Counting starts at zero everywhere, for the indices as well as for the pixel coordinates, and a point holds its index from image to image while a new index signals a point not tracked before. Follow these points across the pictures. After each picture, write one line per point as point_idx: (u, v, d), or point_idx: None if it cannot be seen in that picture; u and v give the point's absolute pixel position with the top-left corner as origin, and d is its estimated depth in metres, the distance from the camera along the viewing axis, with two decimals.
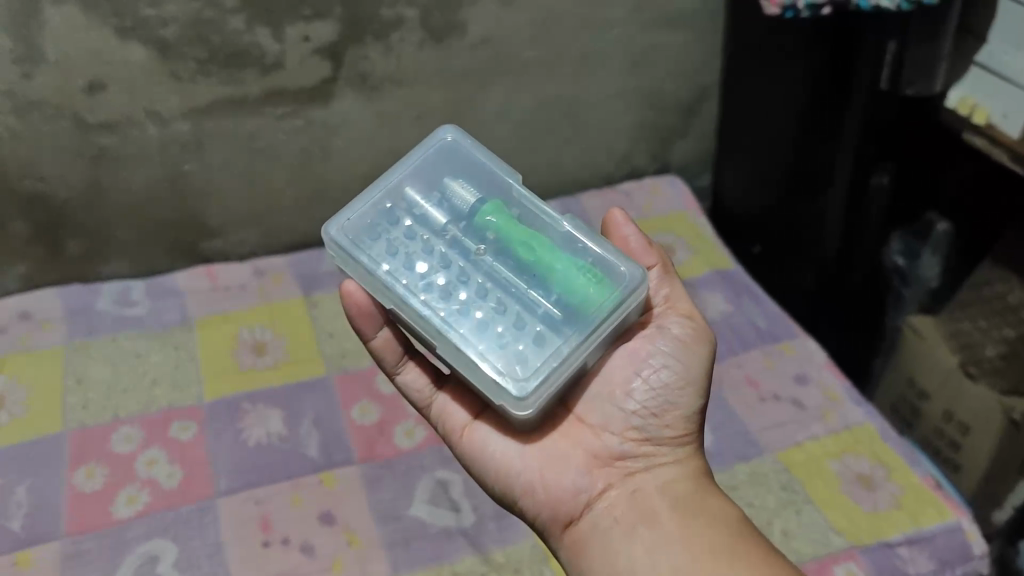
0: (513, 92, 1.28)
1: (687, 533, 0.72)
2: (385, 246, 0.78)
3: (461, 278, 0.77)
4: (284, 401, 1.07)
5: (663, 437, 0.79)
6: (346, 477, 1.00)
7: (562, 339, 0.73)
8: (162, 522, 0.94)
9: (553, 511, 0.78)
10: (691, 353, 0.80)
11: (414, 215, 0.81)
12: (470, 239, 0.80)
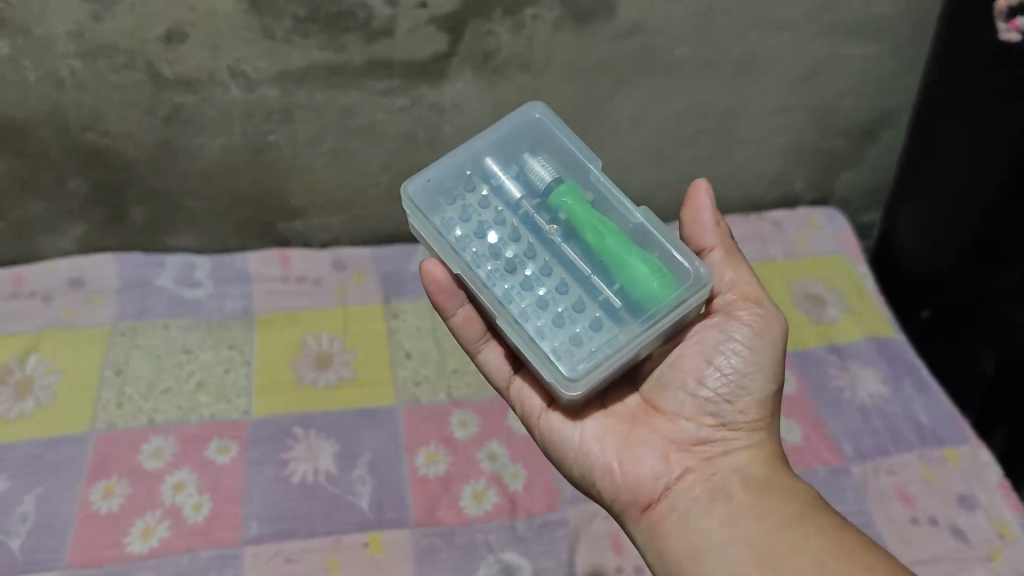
0: (658, 92, 1.07)
1: (775, 518, 0.57)
2: (459, 211, 0.67)
3: (524, 254, 0.65)
4: (341, 434, 0.92)
5: (746, 413, 0.65)
6: (396, 543, 0.84)
7: (623, 330, 0.61)
8: (175, 568, 0.80)
9: (628, 493, 0.63)
10: (762, 342, 0.66)
11: (490, 179, 0.69)
12: (542, 215, 0.67)
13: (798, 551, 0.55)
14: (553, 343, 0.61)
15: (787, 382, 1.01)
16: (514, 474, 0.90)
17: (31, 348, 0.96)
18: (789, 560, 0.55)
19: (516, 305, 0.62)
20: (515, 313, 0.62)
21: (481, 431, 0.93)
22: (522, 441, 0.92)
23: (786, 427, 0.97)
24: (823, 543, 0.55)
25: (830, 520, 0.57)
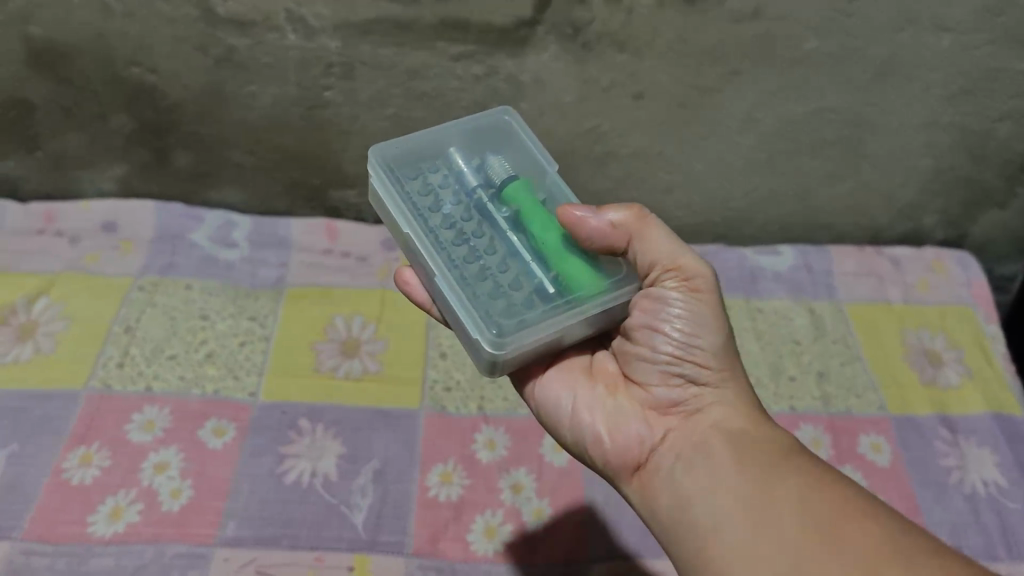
0: (776, 92, 0.91)
1: (754, 462, 0.51)
2: (420, 185, 0.62)
3: (468, 232, 0.60)
4: (351, 435, 0.81)
5: (715, 364, 0.57)
6: (385, 571, 0.72)
7: (558, 310, 0.56)
8: (135, 560, 0.70)
9: (615, 458, 0.57)
10: (700, 308, 0.57)
11: (452, 166, 0.65)
12: (496, 204, 0.62)
13: (778, 508, 0.48)
14: (487, 309, 0.55)
15: (882, 451, 0.85)
16: (538, 511, 0.77)
17: (43, 290, 0.89)
18: (766, 500, 0.48)
19: (454, 269, 0.56)
20: (449, 277, 0.56)
21: (508, 455, 0.81)
22: (553, 473, 0.80)
23: None
24: (796, 484, 0.49)
25: (810, 465, 0.50)
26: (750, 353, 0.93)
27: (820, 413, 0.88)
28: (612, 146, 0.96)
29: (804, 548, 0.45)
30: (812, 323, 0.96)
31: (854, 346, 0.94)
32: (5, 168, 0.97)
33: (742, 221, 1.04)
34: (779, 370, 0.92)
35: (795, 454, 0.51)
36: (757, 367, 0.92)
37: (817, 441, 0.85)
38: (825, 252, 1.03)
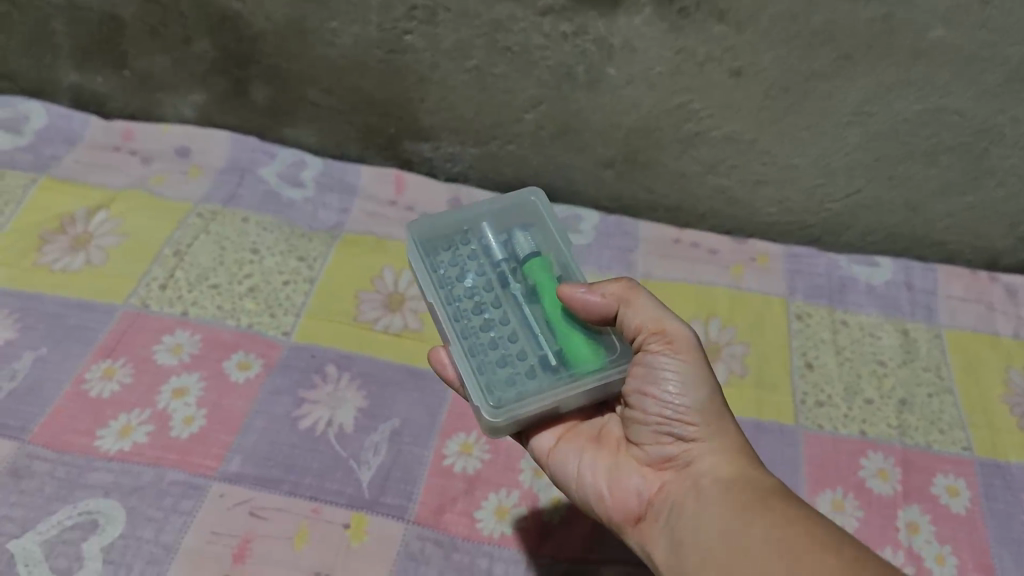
0: (893, 87, 0.80)
1: (737, 509, 0.48)
2: (448, 257, 0.61)
3: (486, 300, 0.58)
4: (376, 390, 0.77)
5: (699, 414, 0.53)
6: (381, 536, 0.68)
7: (553, 383, 0.54)
8: (132, 480, 0.69)
9: (614, 514, 0.55)
10: (684, 375, 0.53)
11: (482, 237, 0.63)
12: (515, 276, 0.60)
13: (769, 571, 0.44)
14: (488, 382, 0.54)
15: (959, 496, 0.75)
16: (556, 500, 0.71)
17: (103, 204, 0.89)
18: (746, 553, 0.46)
19: (462, 341, 0.56)
20: (458, 348, 0.55)
21: None
22: None
23: (936, 553, 0.71)
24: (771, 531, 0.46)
25: (797, 511, 0.47)
26: (826, 368, 0.84)
27: (894, 443, 0.78)
28: (703, 126, 0.87)
29: None
30: (903, 345, 0.87)
31: (947, 377, 0.84)
32: (93, 83, 0.96)
33: (839, 227, 0.94)
34: (854, 391, 0.82)
35: (784, 496, 0.48)
36: (831, 385, 0.82)
37: (884, 473, 0.76)
38: (932, 270, 0.93)
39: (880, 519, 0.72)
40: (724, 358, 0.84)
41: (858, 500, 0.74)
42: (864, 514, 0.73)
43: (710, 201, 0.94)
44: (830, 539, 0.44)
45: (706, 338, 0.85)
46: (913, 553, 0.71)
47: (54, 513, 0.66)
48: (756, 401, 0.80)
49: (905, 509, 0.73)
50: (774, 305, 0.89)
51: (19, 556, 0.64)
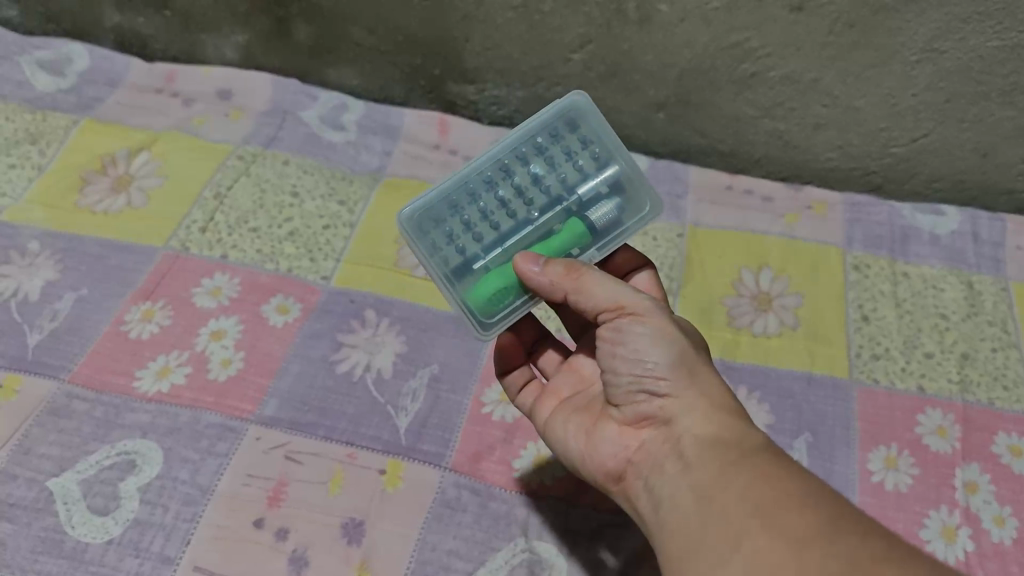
0: (967, 20, 0.75)
1: (718, 467, 0.46)
2: (556, 144, 0.58)
3: (528, 186, 0.57)
4: (415, 336, 0.76)
5: (671, 367, 0.51)
6: (417, 482, 0.66)
7: (448, 280, 0.55)
8: (169, 422, 0.68)
9: (596, 474, 0.54)
10: (645, 339, 0.51)
11: (586, 164, 0.58)
12: (545, 208, 0.57)
13: (737, 534, 0.42)
14: (440, 205, 0.56)
15: (1022, 456, 0.71)
16: None
17: (145, 145, 0.89)
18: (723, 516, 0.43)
19: (470, 178, 0.57)
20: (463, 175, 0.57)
21: None
22: None
23: (996, 515, 0.67)
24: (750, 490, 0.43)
25: (780, 474, 0.44)
26: (883, 320, 0.80)
27: (954, 400, 0.74)
28: (760, 66, 0.83)
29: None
30: (967, 297, 0.82)
31: (1014, 332, 0.80)
32: (135, 24, 0.95)
33: (903, 174, 0.89)
34: (913, 345, 0.78)
35: (768, 456, 0.45)
36: (887, 338, 0.79)
37: (942, 430, 0.72)
38: (999, 219, 0.88)
39: (936, 478, 0.69)
40: (775, 308, 0.80)
41: (913, 458, 0.70)
42: (919, 472, 0.69)
43: (766, 147, 0.90)
44: (810, 499, 0.42)
45: (757, 287, 0.82)
46: (970, 514, 0.67)
47: (91, 452, 0.66)
48: (809, 354, 0.77)
49: (963, 468, 0.70)
50: (830, 255, 0.85)
51: (57, 494, 0.64)
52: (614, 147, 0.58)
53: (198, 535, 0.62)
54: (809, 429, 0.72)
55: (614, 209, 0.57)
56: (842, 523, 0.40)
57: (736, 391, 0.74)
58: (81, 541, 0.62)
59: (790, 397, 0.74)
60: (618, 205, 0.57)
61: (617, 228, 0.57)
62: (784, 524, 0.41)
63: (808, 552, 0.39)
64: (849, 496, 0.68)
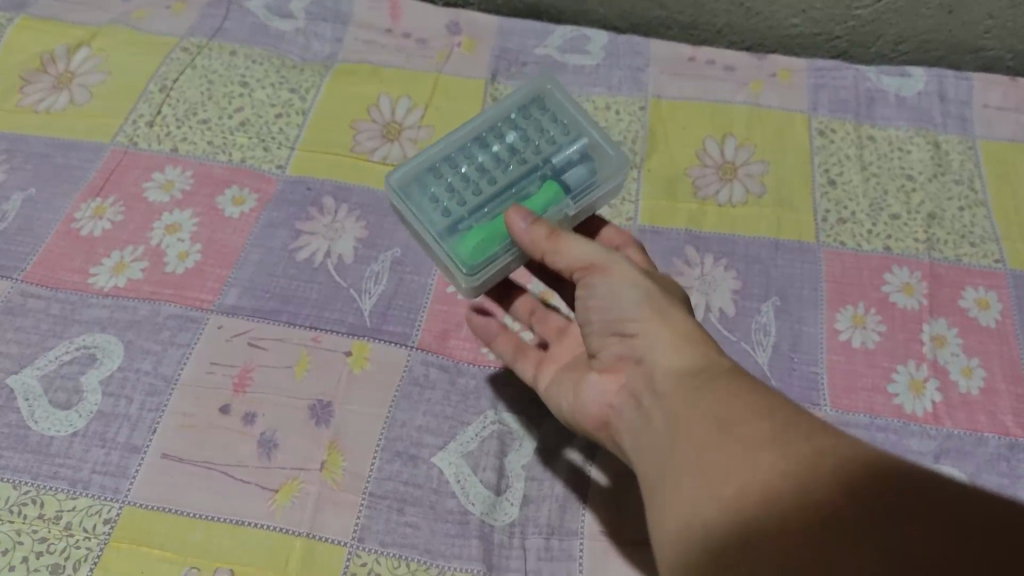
0: None
1: (682, 391, 0.44)
2: (526, 115, 0.58)
3: (504, 155, 0.56)
4: (376, 220, 0.74)
5: (637, 307, 0.49)
6: (385, 362, 0.66)
7: (437, 237, 0.53)
8: (128, 315, 0.67)
9: (587, 424, 0.53)
10: (609, 287, 0.50)
11: (556, 131, 0.58)
12: (521, 169, 0.56)
13: (696, 450, 0.41)
14: (423, 172, 0.56)
15: (989, 308, 0.71)
16: None
17: (85, 42, 0.85)
18: (685, 435, 0.42)
19: (448, 149, 0.57)
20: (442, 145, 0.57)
21: None
22: None
23: (963, 367, 0.68)
24: (711, 409, 0.42)
25: (743, 391, 0.42)
26: (849, 184, 0.79)
27: (921, 257, 0.74)
28: None
29: (720, 484, 0.39)
30: (934, 158, 0.81)
31: (980, 189, 0.79)
32: None
33: (868, 37, 0.88)
34: (879, 207, 0.77)
35: (734, 378, 0.44)
36: (853, 201, 0.78)
37: (909, 288, 0.72)
38: (966, 78, 0.87)
39: (903, 334, 0.69)
40: (741, 177, 0.79)
41: (881, 316, 0.70)
42: (886, 329, 0.69)
43: (727, 15, 0.88)
44: (772, 411, 0.41)
45: (722, 157, 0.81)
46: (937, 367, 0.68)
47: (49, 349, 0.65)
48: (776, 219, 0.76)
49: (930, 322, 0.70)
50: (795, 122, 0.84)
51: (19, 392, 0.63)
52: (582, 117, 0.59)
53: (165, 424, 0.62)
54: (778, 293, 0.72)
55: (586, 170, 0.56)
56: (797, 431, 0.39)
57: (702, 259, 0.74)
58: (46, 435, 0.61)
59: (757, 263, 0.73)
60: (590, 167, 0.57)
61: (590, 185, 0.56)
62: (740, 435, 0.40)
63: (760, 461, 0.38)
64: (818, 355, 0.68)
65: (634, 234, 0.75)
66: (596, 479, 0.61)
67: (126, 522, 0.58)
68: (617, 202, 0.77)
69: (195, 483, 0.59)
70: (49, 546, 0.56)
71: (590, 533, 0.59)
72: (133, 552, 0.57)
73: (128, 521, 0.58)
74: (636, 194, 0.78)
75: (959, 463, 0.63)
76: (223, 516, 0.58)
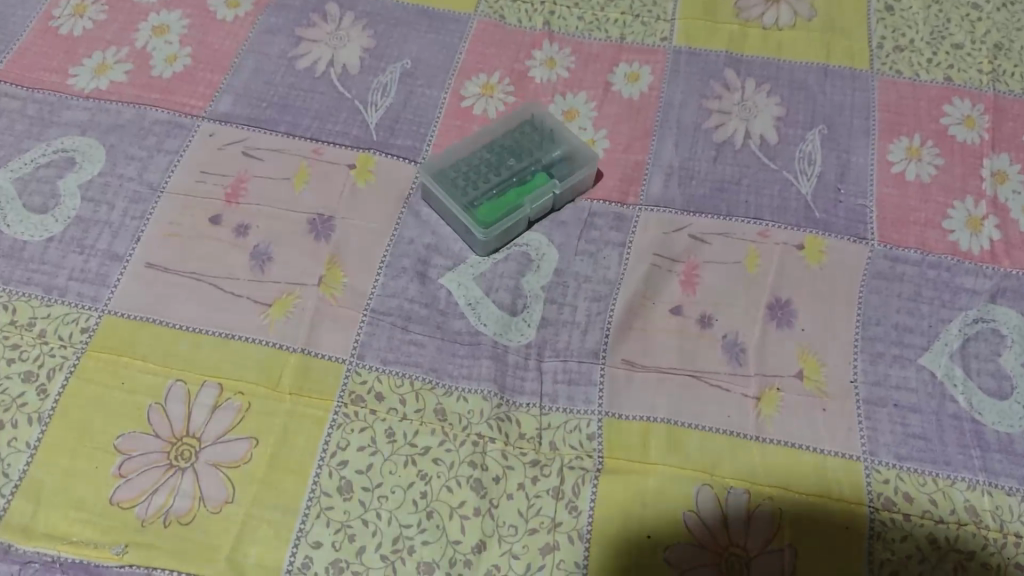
0: None
1: None
2: (513, 125, 0.63)
3: (523, 137, 0.62)
4: (385, 31, 0.68)
5: None
6: (391, 178, 0.61)
7: (459, 206, 0.58)
8: (111, 118, 0.61)
9: None
10: None
11: (541, 131, 0.62)
12: (516, 163, 0.60)
13: None
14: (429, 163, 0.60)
15: None
16: (590, 144, 0.64)
17: None
18: None
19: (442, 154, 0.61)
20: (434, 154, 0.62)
21: (567, 78, 0.67)
22: (619, 106, 0.66)
23: None
24: None
25: None
26: (908, 11, 0.72)
27: (984, 90, 0.67)
28: None
29: None
30: None
31: None
32: None
33: None
34: (941, 35, 0.70)
35: None
36: (912, 29, 0.70)
37: (970, 120, 0.65)
38: None
39: (961, 168, 0.63)
40: (788, 0, 0.72)
41: (938, 148, 0.64)
42: (944, 162, 0.63)
43: None
44: None
45: None
46: (998, 204, 0.61)
47: (25, 151, 0.59)
48: (824, 44, 0.70)
49: (991, 158, 0.63)
50: None
51: None
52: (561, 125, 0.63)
53: (150, 232, 0.57)
54: (824, 121, 0.65)
55: (564, 166, 0.60)
56: None
57: (743, 85, 0.67)
58: (20, 240, 0.56)
59: (803, 89, 0.67)
60: (571, 161, 0.61)
61: (568, 182, 0.60)
62: None
63: None
64: (866, 188, 0.62)
65: (669, 54, 0.69)
66: (614, 316, 0.56)
67: (106, 331, 0.53)
68: (651, 21, 0.71)
69: (182, 294, 0.54)
70: (21, 353, 0.52)
71: (612, 360, 0.54)
72: (113, 362, 0.52)
73: (109, 330, 0.53)
74: (672, 15, 0.71)
75: (1016, 304, 0.57)
76: (212, 329, 0.53)
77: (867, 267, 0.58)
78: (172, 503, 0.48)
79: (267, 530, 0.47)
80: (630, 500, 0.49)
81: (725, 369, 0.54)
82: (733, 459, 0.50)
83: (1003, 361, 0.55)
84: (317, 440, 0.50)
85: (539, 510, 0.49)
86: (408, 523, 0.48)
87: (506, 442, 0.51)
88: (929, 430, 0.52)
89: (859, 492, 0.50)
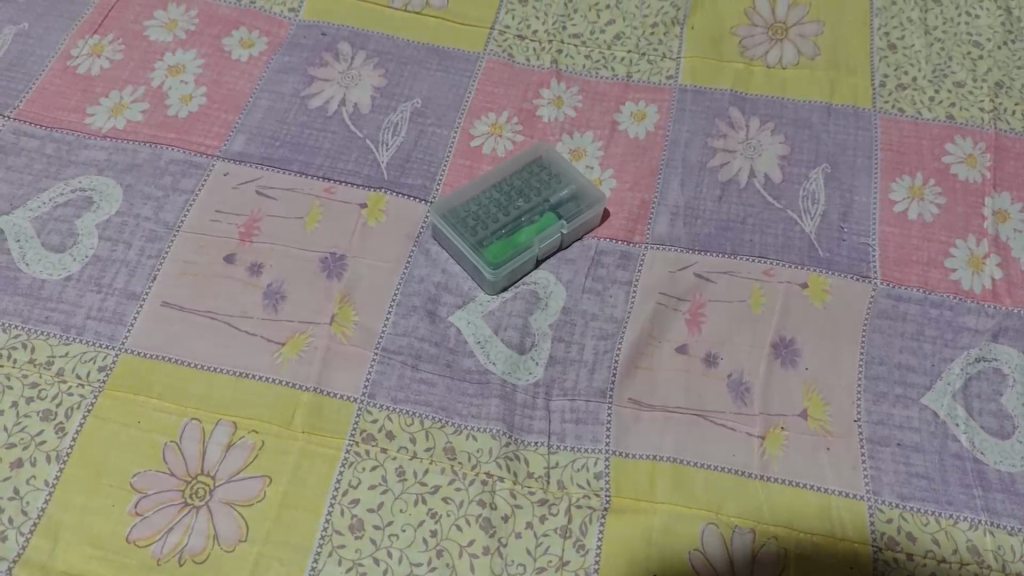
0: None
1: None
2: (522, 164, 0.64)
3: (532, 177, 0.63)
4: (395, 70, 0.70)
5: None
6: (401, 217, 0.62)
7: (467, 245, 0.59)
8: (127, 158, 0.62)
9: None
10: None
11: (548, 171, 0.64)
12: (524, 204, 0.61)
13: None
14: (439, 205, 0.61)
15: None
16: (597, 183, 0.65)
17: None
18: None
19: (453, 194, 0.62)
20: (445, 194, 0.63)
21: (575, 117, 0.68)
22: (624, 145, 0.67)
23: None
24: None
25: None
26: (911, 48, 0.73)
27: (986, 127, 0.68)
28: None
29: None
30: (1004, 24, 0.74)
31: None
32: None
33: None
34: (944, 73, 0.71)
35: None
36: (915, 67, 0.71)
37: (973, 158, 0.66)
38: None
39: (963, 207, 0.64)
40: (792, 38, 0.74)
41: (940, 186, 0.65)
42: (946, 201, 0.64)
43: None
44: None
45: (773, 16, 0.75)
46: (999, 243, 0.62)
47: (43, 190, 0.60)
48: (829, 82, 0.71)
49: (993, 197, 0.64)
50: None
51: (9, 232, 0.58)
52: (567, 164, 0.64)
53: (165, 271, 0.58)
54: (827, 159, 0.66)
55: (572, 207, 0.61)
56: None
57: (748, 123, 0.68)
58: (38, 278, 0.57)
59: (807, 128, 0.68)
60: (579, 202, 0.62)
61: (575, 224, 0.61)
62: None
63: None
64: (870, 226, 0.63)
65: (676, 92, 0.70)
66: (621, 355, 0.57)
67: (122, 369, 0.54)
68: (657, 59, 0.72)
69: (196, 333, 0.56)
70: (40, 392, 0.52)
71: (619, 400, 0.55)
72: (129, 401, 0.53)
73: (125, 369, 0.54)
74: (678, 52, 0.73)
75: (1017, 343, 0.58)
76: (225, 367, 0.54)
77: (869, 306, 0.59)
78: (187, 541, 0.48)
79: (280, 568, 0.48)
80: (640, 541, 0.49)
81: (731, 409, 0.55)
82: (737, 499, 0.51)
83: (1004, 401, 0.55)
84: (329, 478, 0.51)
85: (547, 550, 0.49)
86: (418, 561, 0.48)
87: (515, 481, 0.52)
88: (932, 469, 0.53)
89: (862, 531, 0.50)
